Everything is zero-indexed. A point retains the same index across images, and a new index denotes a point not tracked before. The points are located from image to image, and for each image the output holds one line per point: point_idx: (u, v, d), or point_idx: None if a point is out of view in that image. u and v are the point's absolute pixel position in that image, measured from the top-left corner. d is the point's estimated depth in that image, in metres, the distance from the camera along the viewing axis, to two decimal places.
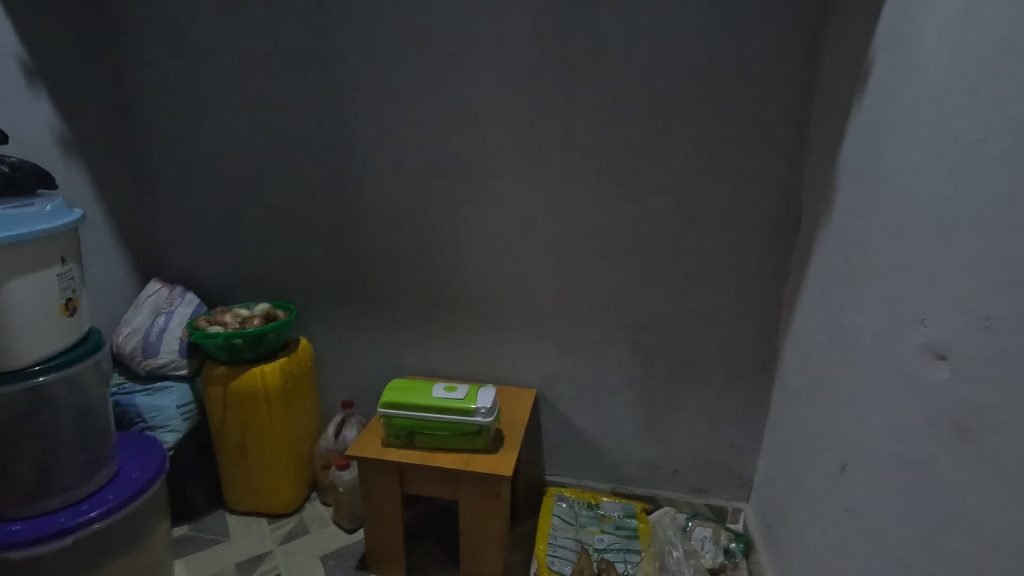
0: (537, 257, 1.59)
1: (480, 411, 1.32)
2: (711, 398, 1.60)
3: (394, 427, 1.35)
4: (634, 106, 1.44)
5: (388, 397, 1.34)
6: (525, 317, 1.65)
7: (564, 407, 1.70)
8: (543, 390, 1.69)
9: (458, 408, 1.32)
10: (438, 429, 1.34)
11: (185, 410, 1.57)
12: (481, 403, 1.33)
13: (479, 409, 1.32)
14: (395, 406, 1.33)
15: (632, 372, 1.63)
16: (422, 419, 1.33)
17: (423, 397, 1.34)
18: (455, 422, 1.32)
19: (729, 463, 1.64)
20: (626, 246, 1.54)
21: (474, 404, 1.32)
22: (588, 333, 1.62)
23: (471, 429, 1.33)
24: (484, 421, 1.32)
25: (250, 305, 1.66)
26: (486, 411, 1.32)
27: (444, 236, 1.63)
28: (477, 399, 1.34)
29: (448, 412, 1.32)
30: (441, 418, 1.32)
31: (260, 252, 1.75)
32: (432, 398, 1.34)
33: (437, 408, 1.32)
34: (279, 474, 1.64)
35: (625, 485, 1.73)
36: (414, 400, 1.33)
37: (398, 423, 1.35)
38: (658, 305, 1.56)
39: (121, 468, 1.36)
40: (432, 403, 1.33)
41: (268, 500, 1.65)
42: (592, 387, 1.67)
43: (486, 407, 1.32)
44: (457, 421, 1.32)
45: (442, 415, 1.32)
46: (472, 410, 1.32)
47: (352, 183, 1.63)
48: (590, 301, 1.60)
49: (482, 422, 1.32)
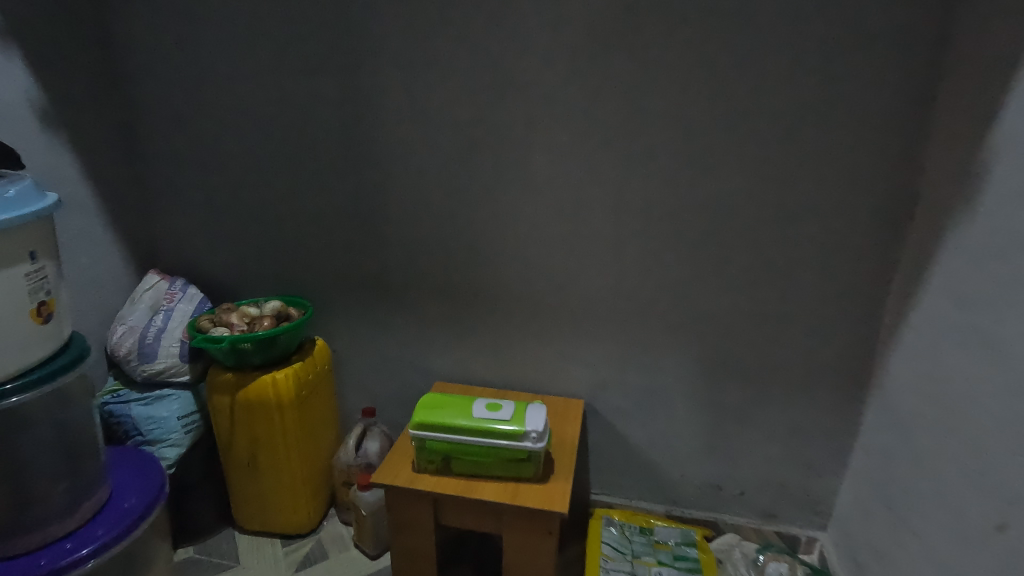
0: (589, 249, 1.37)
1: (530, 435, 1.12)
2: (788, 415, 1.39)
3: (428, 450, 1.15)
4: (716, 70, 1.20)
5: (422, 415, 1.14)
6: (574, 318, 1.43)
7: (615, 420, 1.49)
8: (591, 400, 1.49)
9: (505, 431, 1.12)
10: (480, 454, 1.14)
11: (188, 421, 1.38)
12: (532, 425, 1.12)
13: (530, 431, 1.12)
14: (430, 427, 1.13)
15: (697, 382, 1.41)
16: (463, 442, 1.13)
17: (463, 416, 1.14)
18: (501, 446, 1.13)
19: (806, 487, 1.43)
20: (697, 238, 1.31)
21: (524, 426, 1.12)
22: (646, 338, 1.41)
23: (520, 455, 1.13)
24: (535, 447, 1.12)
25: (259, 301, 1.46)
26: (538, 435, 1.12)
27: (482, 224, 1.41)
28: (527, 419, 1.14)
29: (492, 436, 1.12)
30: (485, 441, 1.13)
31: (271, 240, 1.54)
32: (474, 417, 1.14)
33: (480, 430, 1.12)
34: (295, 493, 1.45)
35: (682, 507, 1.53)
36: (452, 420, 1.13)
37: (433, 446, 1.15)
38: (731, 307, 1.34)
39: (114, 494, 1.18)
40: (474, 423, 1.13)
41: (282, 520, 1.47)
42: (649, 399, 1.45)
43: (538, 430, 1.12)
44: (504, 446, 1.12)
45: (486, 437, 1.13)
46: (521, 433, 1.12)
47: (376, 163, 1.41)
48: (651, 301, 1.38)
49: (533, 447, 1.12)
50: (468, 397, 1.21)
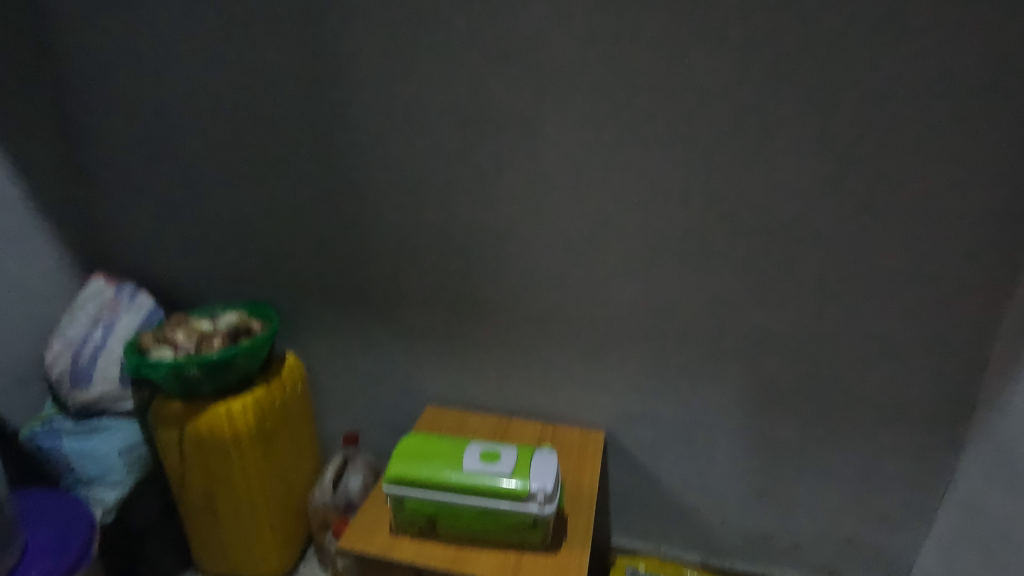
0: (613, 253, 1.10)
1: (536, 497, 0.87)
2: (860, 455, 1.12)
3: (407, 510, 0.92)
4: (790, 18, 0.89)
5: (399, 467, 0.90)
6: (593, 335, 1.17)
7: (642, 455, 1.24)
8: (613, 431, 1.24)
9: (504, 491, 0.87)
10: (471, 516, 0.90)
11: (132, 457, 1.16)
12: (538, 484, 0.87)
13: (535, 492, 0.87)
14: (408, 483, 0.89)
15: (745, 414, 1.15)
16: (450, 503, 0.89)
17: (452, 470, 0.90)
18: (498, 509, 0.88)
19: (878, 542, 1.16)
20: (750, 240, 1.03)
21: (528, 485, 0.87)
22: (682, 361, 1.14)
23: (523, 520, 0.89)
24: (542, 512, 0.87)
25: (216, 313, 1.23)
26: (545, 498, 0.87)
27: (480, 221, 1.14)
28: (531, 475, 0.89)
29: (488, 496, 0.88)
30: (478, 502, 0.88)
31: (233, 239, 1.30)
32: (464, 471, 0.89)
33: (471, 488, 0.88)
34: (260, 539, 1.23)
35: (721, 557, 1.28)
36: (436, 474, 0.89)
37: (413, 506, 0.91)
38: (791, 325, 1.07)
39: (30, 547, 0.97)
40: (464, 479, 0.88)
41: (248, 568, 1.25)
42: (684, 432, 1.20)
43: (546, 491, 0.87)
44: (502, 509, 0.88)
45: (479, 497, 0.88)
46: (524, 494, 0.87)
47: (351, 146, 1.15)
48: (690, 317, 1.11)
49: (539, 513, 0.87)
50: (459, 441, 0.97)
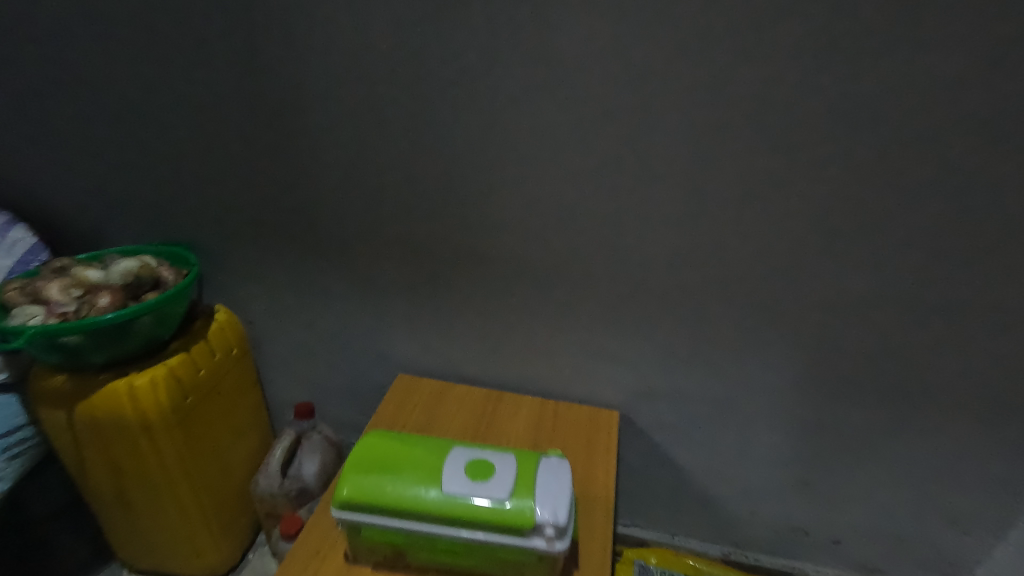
0: (648, 188, 0.81)
1: (541, 530, 0.64)
2: (930, 449, 0.91)
3: (367, 537, 0.68)
4: None
5: (355, 487, 0.66)
6: (613, 297, 0.90)
7: (662, 439, 1.02)
8: (630, 411, 1.00)
9: (498, 521, 0.64)
10: (455, 547, 0.67)
11: (11, 443, 0.89)
12: (546, 513, 0.64)
13: (542, 524, 0.64)
14: (369, 507, 0.66)
15: (796, 397, 0.93)
16: (426, 533, 0.66)
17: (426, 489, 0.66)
18: (490, 543, 0.65)
19: (934, 542, 0.99)
20: (840, 173, 0.75)
21: (532, 515, 0.64)
22: (726, 330, 0.89)
23: (523, 555, 0.66)
24: (551, 550, 0.64)
25: (114, 257, 0.92)
26: (555, 532, 0.64)
27: (468, 139, 0.83)
28: (536, 499, 0.65)
29: (477, 527, 0.65)
30: (464, 534, 0.65)
31: (137, 158, 0.98)
32: (444, 494, 0.65)
33: (454, 517, 0.65)
34: (194, 536, 1.00)
35: (744, 550, 1.10)
36: (406, 496, 0.65)
37: (376, 534, 0.68)
38: (876, 290, 0.82)
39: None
40: (445, 505, 0.65)
41: (181, 565, 1.04)
42: (718, 415, 0.97)
43: (555, 523, 0.64)
44: (496, 544, 0.65)
45: (465, 528, 0.65)
46: (525, 527, 0.64)
47: (282, 29, 0.81)
48: (742, 275, 0.85)
49: (545, 550, 0.65)
50: (437, 444, 0.72)
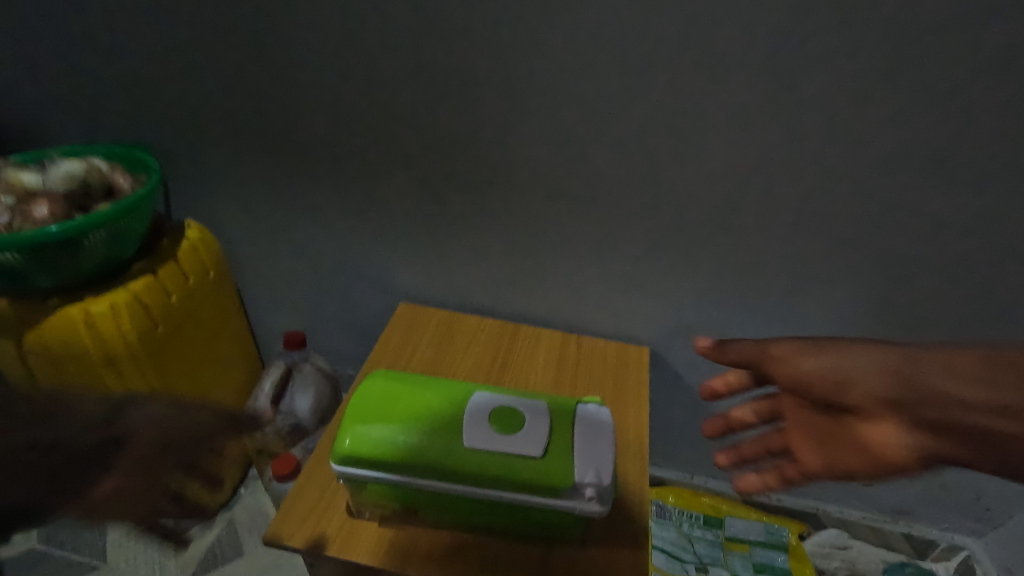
0: (716, 83, 0.65)
1: (579, 493, 0.56)
2: None
3: (374, 494, 0.60)
4: None
5: (362, 437, 0.57)
6: (654, 222, 0.77)
7: (696, 381, 0.93)
8: (662, 350, 0.90)
9: (530, 483, 0.56)
10: (475, 505, 0.60)
11: None
12: (586, 474, 0.56)
13: (580, 486, 0.56)
14: (375, 463, 0.57)
15: None
16: (443, 491, 0.58)
17: (445, 444, 0.57)
18: (517, 503, 0.57)
19: (976, 491, 0.93)
20: (973, 65, 0.58)
21: (569, 475, 0.56)
22: (785, 263, 0.77)
23: (553, 514, 0.59)
24: (588, 511, 0.56)
25: (56, 159, 0.76)
26: (596, 494, 0.56)
27: (491, 14, 0.66)
28: (574, 458, 0.57)
29: (505, 487, 0.56)
30: (486, 493, 0.57)
31: (81, 37, 0.80)
32: (465, 450, 0.57)
33: (476, 476, 0.56)
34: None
35: (767, 491, 1.06)
36: (419, 451, 0.57)
37: (383, 491, 0.60)
38: (981, 221, 0.67)
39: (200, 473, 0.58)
40: (465, 462, 0.56)
41: None
42: None
43: (596, 487, 0.55)
44: (524, 504, 0.57)
45: (487, 487, 0.56)
46: (561, 489, 0.56)
47: None
48: (816, 199, 0.70)
49: (581, 512, 0.57)
50: (453, 389, 0.63)
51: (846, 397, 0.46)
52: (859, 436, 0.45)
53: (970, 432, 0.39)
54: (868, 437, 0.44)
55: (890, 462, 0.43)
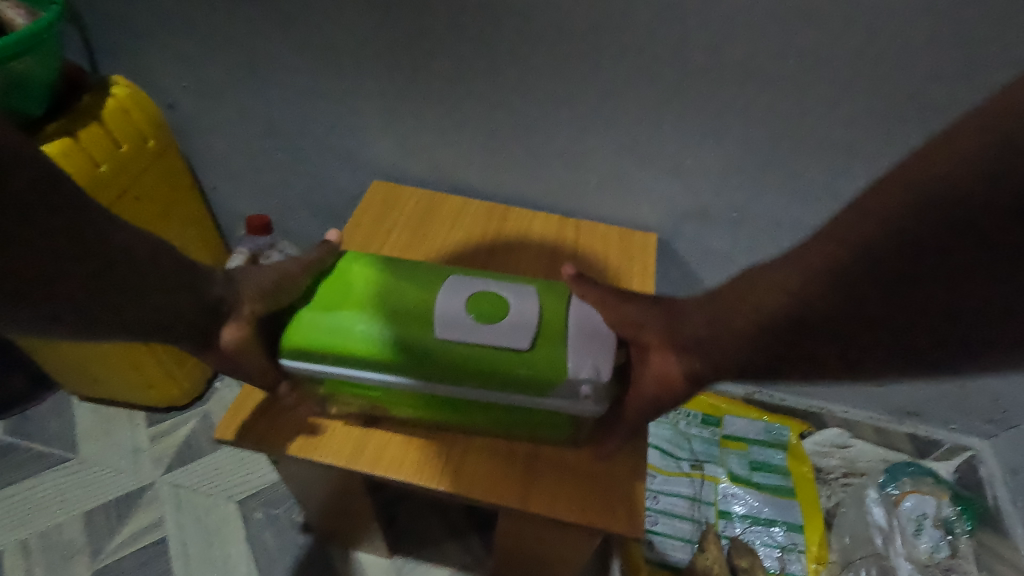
0: None
1: (572, 390, 0.49)
2: None
3: (340, 390, 0.54)
4: None
5: (314, 329, 0.50)
6: (670, 79, 0.62)
7: (704, 269, 0.84)
8: (669, 233, 0.80)
9: (512, 379, 0.48)
10: (452, 402, 0.52)
11: None
12: (581, 368, 0.48)
13: (574, 382, 0.49)
14: (334, 356, 0.50)
15: None
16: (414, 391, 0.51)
17: (412, 336, 0.49)
18: (500, 401, 0.51)
19: (995, 392, 0.87)
20: None
21: (560, 370, 0.48)
22: (839, 132, 0.63)
23: (542, 414, 0.52)
24: (580, 410, 0.50)
25: None
26: (592, 393, 0.48)
27: None
28: (567, 352, 0.49)
29: (482, 385, 0.49)
30: (463, 390, 0.50)
31: None
32: (438, 342, 0.49)
33: (451, 371, 0.49)
34: (139, 365, 0.85)
35: (770, 391, 1.01)
36: (385, 343, 0.49)
37: (346, 386, 0.53)
38: None
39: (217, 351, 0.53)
40: (437, 355, 0.49)
41: (136, 394, 0.91)
42: (780, 243, 0.77)
43: (588, 389, 0.48)
44: (507, 402, 0.50)
45: (464, 383, 0.49)
46: (548, 386, 0.49)
47: None
48: (896, 40, 0.54)
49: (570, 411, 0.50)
50: (426, 273, 0.54)
51: (639, 335, 0.50)
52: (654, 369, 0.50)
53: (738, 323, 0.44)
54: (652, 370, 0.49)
55: (670, 385, 0.48)
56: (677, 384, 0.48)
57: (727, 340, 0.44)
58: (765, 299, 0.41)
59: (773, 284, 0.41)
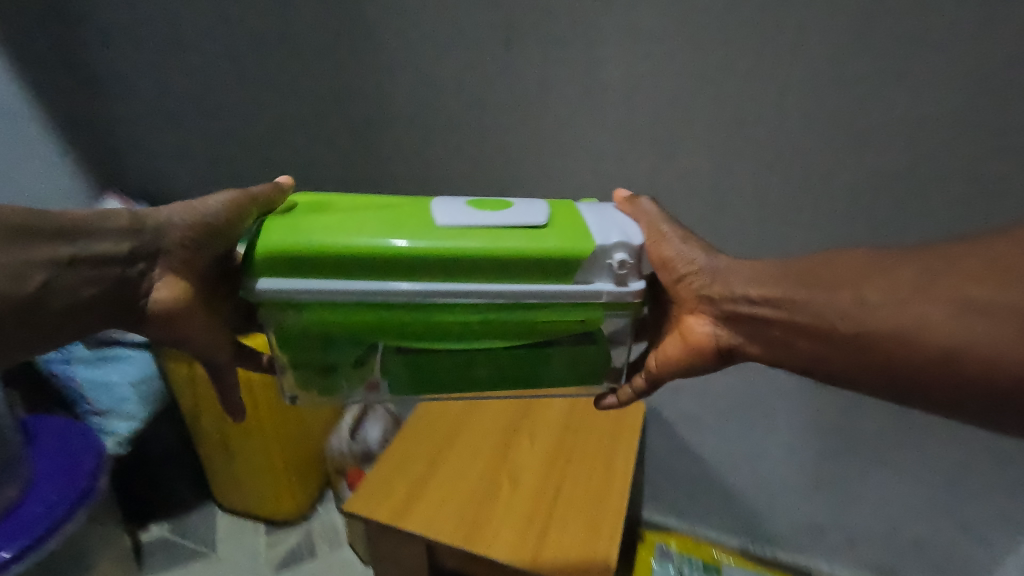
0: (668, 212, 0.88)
1: (598, 269, 0.52)
2: (933, 463, 0.97)
3: (342, 314, 0.54)
4: None
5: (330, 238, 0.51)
6: None
7: (687, 431, 1.14)
8: (657, 401, 1.13)
9: (524, 255, 0.51)
10: (447, 317, 0.54)
11: (145, 390, 1.13)
12: (608, 239, 0.52)
13: (607, 252, 0.52)
14: (310, 265, 0.51)
15: (809, 401, 1.00)
16: (420, 299, 0.52)
17: (424, 231, 0.51)
18: (514, 298, 0.52)
19: (946, 551, 1.05)
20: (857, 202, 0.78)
21: (589, 243, 0.52)
22: None
23: (570, 315, 0.55)
24: (622, 292, 0.53)
25: None
26: (627, 259, 0.52)
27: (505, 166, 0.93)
28: (587, 234, 0.53)
29: (501, 272, 0.52)
30: (473, 285, 0.52)
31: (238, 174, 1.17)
32: (447, 233, 0.51)
33: (454, 265, 0.51)
34: (273, 452, 1.17)
35: (762, 544, 1.21)
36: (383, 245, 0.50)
37: (332, 312, 0.53)
38: None
39: (143, 317, 0.57)
40: (439, 242, 0.50)
41: (266, 504, 1.24)
42: (736, 413, 1.07)
43: (614, 261, 0.52)
44: (527, 297, 0.52)
45: (475, 273, 0.51)
46: (571, 261, 0.51)
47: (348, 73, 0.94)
48: None
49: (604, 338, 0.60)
50: (411, 203, 0.57)
51: (704, 291, 0.57)
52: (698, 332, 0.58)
53: (837, 342, 0.48)
54: (692, 331, 0.58)
55: (699, 347, 0.58)
56: (706, 346, 0.58)
57: (822, 357, 0.49)
58: (875, 322, 0.45)
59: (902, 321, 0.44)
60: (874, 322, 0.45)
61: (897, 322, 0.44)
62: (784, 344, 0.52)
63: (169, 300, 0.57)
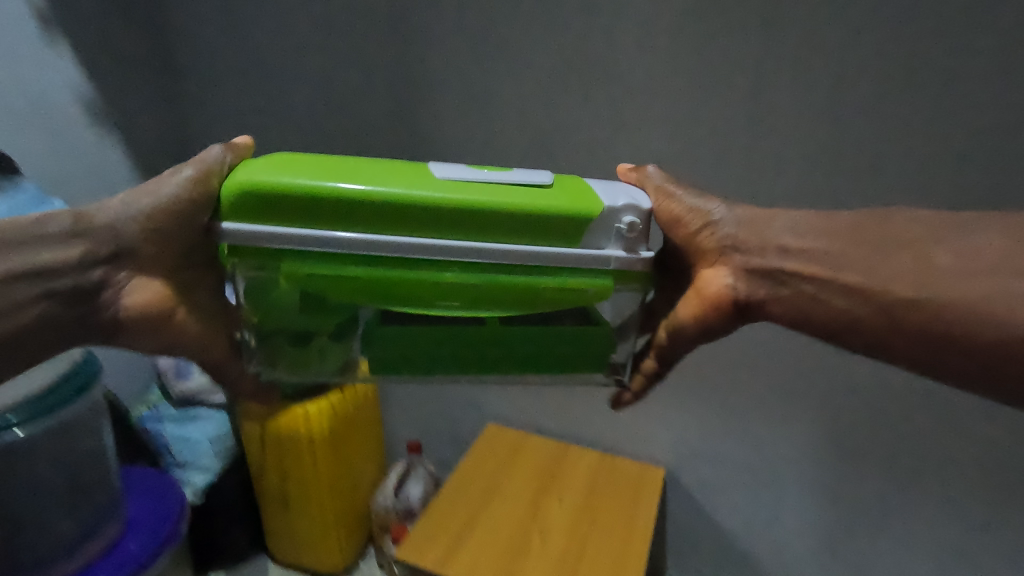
0: None
1: (608, 233, 0.55)
2: (936, 533, 1.04)
3: (359, 267, 0.54)
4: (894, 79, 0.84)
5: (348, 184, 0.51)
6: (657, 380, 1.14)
7: (704, 498, 1.23)
8: (675, 469, 1.23)
9: (531, 212, 0.53)
10: (450, 277, 0.54)
11: (220, 446, 1.28)
12: (616, 201, 0.55)
13: (617, 215, 0.54)
14: (335, 212, 0.51)
15: (815, 471, 1.10)
16: (431, 251, 0.53)
17: (434, 184, 0.52)
18: (523, 259, 0.54)
19: None
20: None
21: (598, 203, 0.54)
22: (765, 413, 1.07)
23: (570, 280, 0.56)
24: (631, 258, 0.55)
25: None
26: (637, 221, 0.54)
27: None
28: (596, 197, 0.55)
29: (511, 228, 0.53)
30: (489, 241, 0.53)
31: None
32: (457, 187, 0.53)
33: (469, 218, 0.52)
34: (324, 504, 1.29)
35: None
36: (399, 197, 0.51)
37: (349, 262, 0.53)
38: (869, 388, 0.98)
39: (114, 325, 0.58)
40: (456, 194, 0.52)
41: (315, 557, 1.35)
42: (750, 481, 1.16)
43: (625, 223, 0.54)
44: (536, 259, 0.54)
45: (491, 232, 0.53)
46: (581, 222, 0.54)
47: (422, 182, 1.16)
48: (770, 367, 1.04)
49: (605, 321, 0.64)
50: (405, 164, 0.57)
51: (740, 249, 0.59)
52: (721, 289, 0.60)
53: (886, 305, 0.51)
54: (713, 283, 0.60)
55: (715, 299, 0.60)
56: (722, 299, 0.60)
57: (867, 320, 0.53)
58: (929, 287, 0.50)
59: (966, 289, 0.48)
60: (941, 288, 0.49)
61: (961, 290, 0.48)
62: (814, 300, 0.55)
63: (143, 303, 0.58)
